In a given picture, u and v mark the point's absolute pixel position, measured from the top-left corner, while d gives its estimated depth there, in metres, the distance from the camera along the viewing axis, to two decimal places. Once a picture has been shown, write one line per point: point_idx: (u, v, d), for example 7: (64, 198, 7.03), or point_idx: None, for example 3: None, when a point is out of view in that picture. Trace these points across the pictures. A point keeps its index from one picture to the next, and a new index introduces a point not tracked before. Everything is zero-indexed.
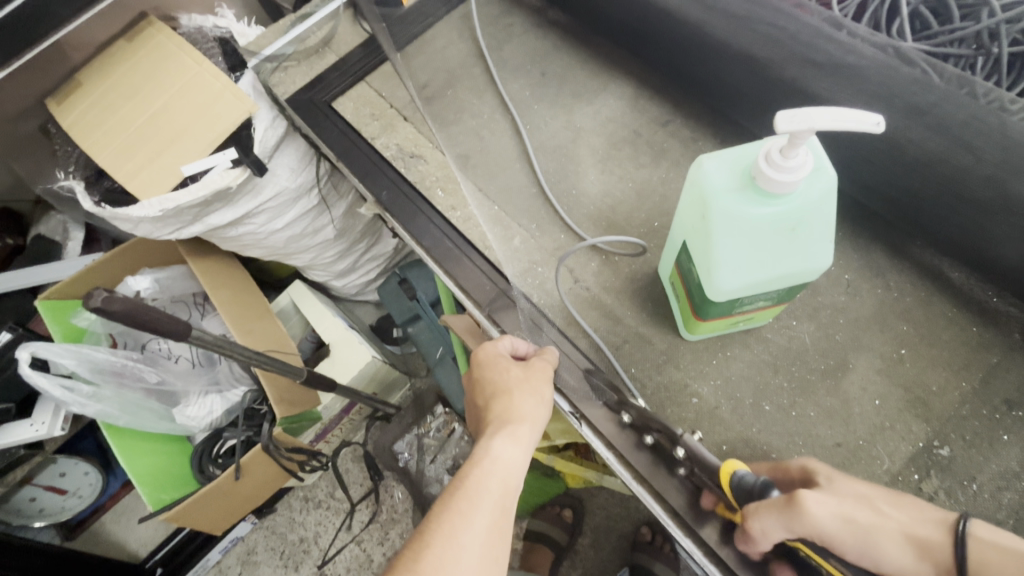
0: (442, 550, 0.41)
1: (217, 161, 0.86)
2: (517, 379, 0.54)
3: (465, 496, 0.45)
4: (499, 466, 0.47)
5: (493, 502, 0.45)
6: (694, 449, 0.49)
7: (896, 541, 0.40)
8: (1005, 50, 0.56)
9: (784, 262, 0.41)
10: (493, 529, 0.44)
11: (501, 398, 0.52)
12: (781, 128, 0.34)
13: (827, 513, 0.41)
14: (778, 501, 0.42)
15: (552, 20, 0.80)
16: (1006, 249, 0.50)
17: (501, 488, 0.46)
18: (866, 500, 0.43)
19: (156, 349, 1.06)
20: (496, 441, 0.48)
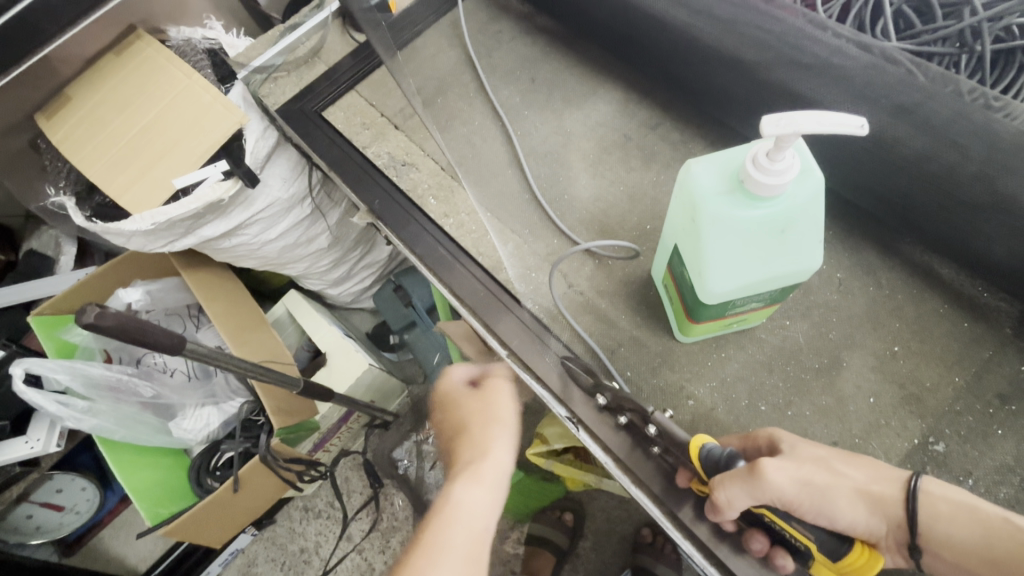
0: None
1: (209, 173, 0.86)
2: (484, 406, 0.64)
3: (447, 519, 0.53)
4: (474, 489, 0.55)
5: (471, 526, 0.53)
6: (665, 426, 0.49)
7: (852, 501, 0.45)
8: (988, 48, 0.57)
9: (775, 264, 0.42)
10: (473, 544, 0.52)
11: (479, 430, 0.62)
12: (767, 132, 0.34)
13: (788, 480, 0.44)
14: (743, 472, 0.43)
15: (540, 27, 0.82)
16: (995, 245, 0.51)
17: (476, 513, 0.53)
18: (824, 463, 0.46)
19: (151, 363, 1.07)
20: (459, 487, 0.56)
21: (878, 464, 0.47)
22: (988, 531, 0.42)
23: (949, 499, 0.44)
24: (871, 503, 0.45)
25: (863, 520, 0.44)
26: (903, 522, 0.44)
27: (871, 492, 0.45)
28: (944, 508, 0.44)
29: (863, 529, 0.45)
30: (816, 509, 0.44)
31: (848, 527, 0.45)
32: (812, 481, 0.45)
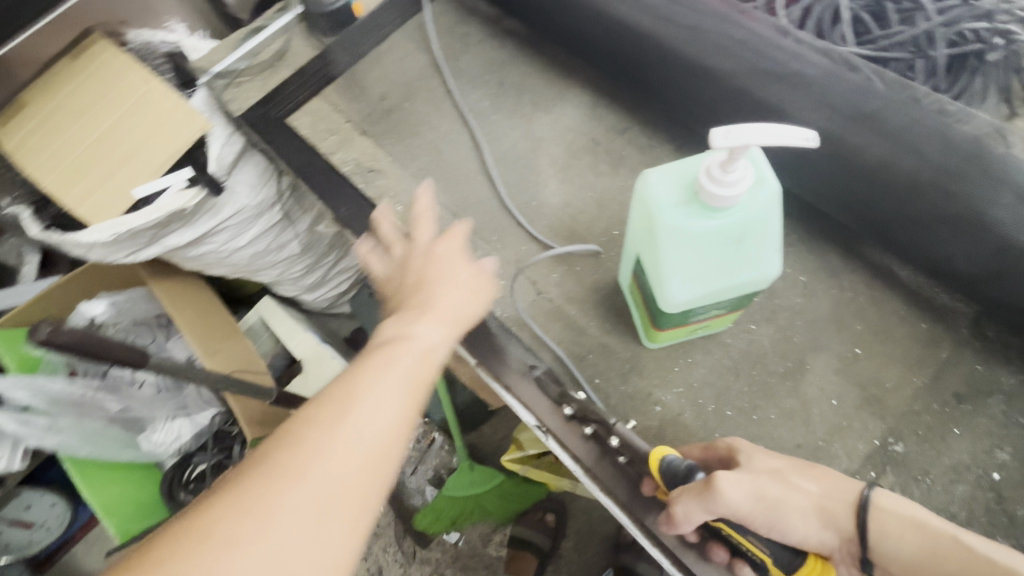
0: (329, 439, 0.35)
1: (171, 182, 0.84)
2: (443, 258, 0.49)
3: (357, 390, 0.37)
4: (415, 349, 0.41)
5: (393, 398, 0.38)
6: (627, 437, 0.51)
7: (806, 516, 0.44)
8: (942, 53, 0.58)
9: (732, 273, 0.42)
10: (397, 424, 0.37)
11: (437, 275, 0.47)
12: (717, 146, 0.34)
13: (742, 494, 0.43)
14: (697, 486, 0.43)
15: (508, 30, 0.82)
16: (946, 249, 0.52)
17: (418, 372, 0.40)
18: (780, 475, 0.45)
19: (118, 375, 1.01)
20: (414, 325, 0.43)
21: (834, 473, 0.46)
22: (932, 544, 0.42)
23: (898, 514, 0.43)
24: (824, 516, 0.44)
25: (815, 534, 0.44)
26: (853, 538, 0.44)
27: (826, 506, 0.44)
28: (892, 522, 0.43)
29: (816, 542, 0.44)
30: (769, 523, 0.43)
31: (801, 541, 0.44)
32: (766, 495, 0.44)
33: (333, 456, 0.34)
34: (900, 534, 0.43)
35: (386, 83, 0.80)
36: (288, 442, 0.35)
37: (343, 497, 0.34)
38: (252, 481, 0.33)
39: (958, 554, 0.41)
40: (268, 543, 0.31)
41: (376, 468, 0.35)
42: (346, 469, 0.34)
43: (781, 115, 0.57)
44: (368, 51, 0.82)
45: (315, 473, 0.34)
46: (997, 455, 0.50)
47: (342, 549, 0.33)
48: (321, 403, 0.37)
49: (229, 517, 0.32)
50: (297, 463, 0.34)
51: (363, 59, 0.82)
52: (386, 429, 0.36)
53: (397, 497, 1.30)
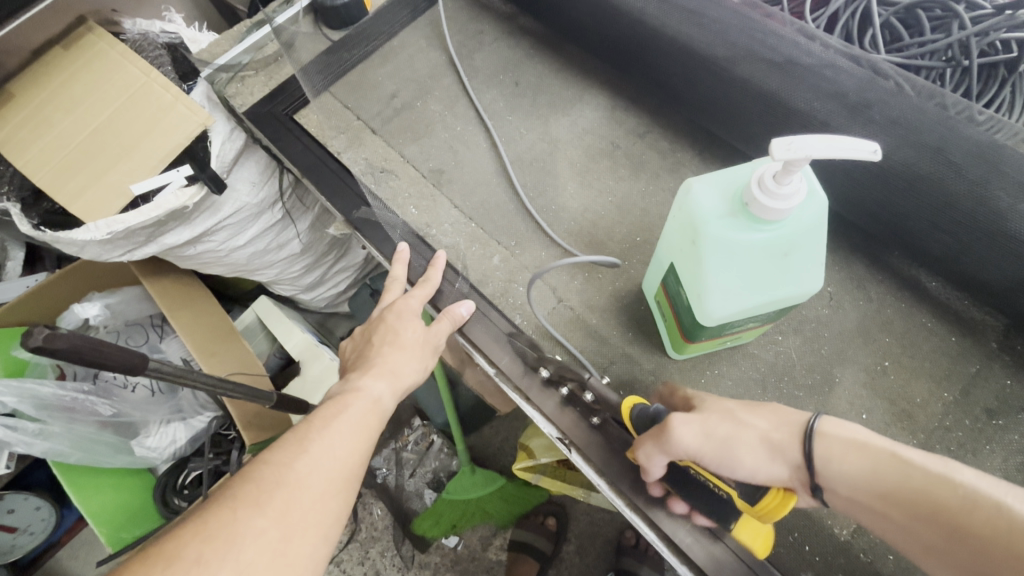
0: (300, 470, 0.45)
1: (171, 178, 0.80)
2: (392, 322, 0.59)
3: (323, 434, 0.48)
4: (367, 399, 0.53)
5: (353, 438, 0.50)
6: (600, 392, 0.54)
7: (754, 449, 0.41)
8: (974, 62, 0.57)
9: (777, 288, 0.40)
10: (355, 456, 0.49)
11: (391, 339, 0.58)
12: (777, 156, 0.32)
13: (693, 434, 0.43)
14: (653, 431, 0.45)
15: (523, 27, 0.80)
16: (978, 264, 0.51)
17: (370, 419, 0.52)
18: (731, 415, 0.43)
19: (109, 378, 0.97)
20: (368, 378, 0.54)
21: (784, 407, 0.43)
22: (880, 461, 0.37)
23: (843, 436, 0.39)
24: (773, 449, 0.41)
25: (766, 469, 0.41)
26: (801, 465, 0.40)
27: (774, 439, 0.41)
28: (838, 448, 0.39)
29: (770, 477, 0.41)
30: (721, 461, 0.41)
31: (752, 475, 0.41)
32: (717, 433, 0.42)
33: (299, 488, 0.44)
34: (847, 457, 0.38)
35: (397, 81, 0.77)
36: (259, 475, 0.44)
37: (303, 522, 0.43)
38: (227, 505, 0.41)
39: (898, 469, 0.36)
40: (234, 560, 0.39)
41: (331, 499, 0.45)
42: (308, 496, 0.44)
43: (815, 123, 0.55)
44: (378, 47, 0.79)
45: (282, 501, 0.42)
46: None
47: (303, 563, 0.41)
48: (289, 447, 0.46)
49: (203, 541, 0.39)
50: (264, 493, 0.43)
51: (374, 54, 0.79)
52: (345, 459, 0.48)
53: (396, 500, 1.27)
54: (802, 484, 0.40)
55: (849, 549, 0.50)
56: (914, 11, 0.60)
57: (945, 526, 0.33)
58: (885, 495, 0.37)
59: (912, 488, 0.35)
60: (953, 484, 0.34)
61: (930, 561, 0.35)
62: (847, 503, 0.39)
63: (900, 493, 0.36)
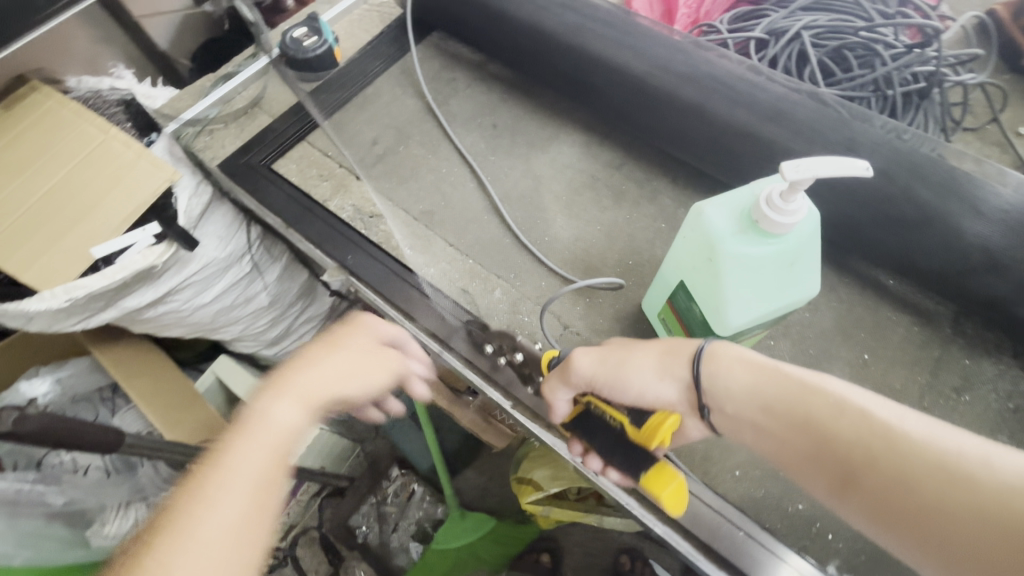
0: (177, 541, 0.37)
1: (137, 238, 0.76)
2: (314, 346, 0.52)
3: (211, 485, 0.40)
4: (271, 436, 0.44)
5: (250, 490, 0.41)
6: (530, 351, 0.58)
7: (645, 373, 0.44)
8: (898, 91, 0.66)
9: (784, 295, 0.44)
10: (250, 507, 0.40)
11: (312, 355, 0.51)
12: (789, 177, 0.36)
13: (590, 361, 0.46)
14: (558, 368, 0.49)
15: (493, 73, 0.84)
16: (927, 258, 0.58)
17: (271, 459, 0.43)
18: (626, 342, 0.47)
19: (56, 463, 0.86)
20: (275, 408, 0.46)
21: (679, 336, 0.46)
22: (763, 377, 0.41)
23: (732, 354, 0.43)
24: (663, 370, 0.44)
25: (654, 389, 0.44)
26: (689, 385, 0.43)
27: (666, 360, 0.44)
28: (728, 363, 0.42)
29: (658, 398, 0.44)
30: (613, 385, 0.45)
31: (640, 396, 0.44)
32: (613, 357, 0.46)
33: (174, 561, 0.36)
34: (733, 372, 0.42)
35: (376, 128, 0.79)
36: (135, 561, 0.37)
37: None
38: None
39: (780, 383, 0.41)
40: None
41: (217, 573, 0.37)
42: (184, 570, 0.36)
43: (773, 148, 0.62)
44: (353, 97, 0.82)
45: None
46: (999, 440, 0.56)
47: None
48: (171, 511, 0.39)
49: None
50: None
51: (348, 104, 0.82)
52: (240, 518, 0.39)
53: (381, 560, 1.24)
54: (689, 406, 0.44)
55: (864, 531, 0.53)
56: (841, 51, 0.70)
57: (814, 434, 0.38)
58: (767, 410, 0.41)
59: (787, 398, 0.40)
60: (825, 394, 0.39)
61: (800, 469, 0.40)
62: (732, 421, 0.43)
63: (778, 405, 0.40)
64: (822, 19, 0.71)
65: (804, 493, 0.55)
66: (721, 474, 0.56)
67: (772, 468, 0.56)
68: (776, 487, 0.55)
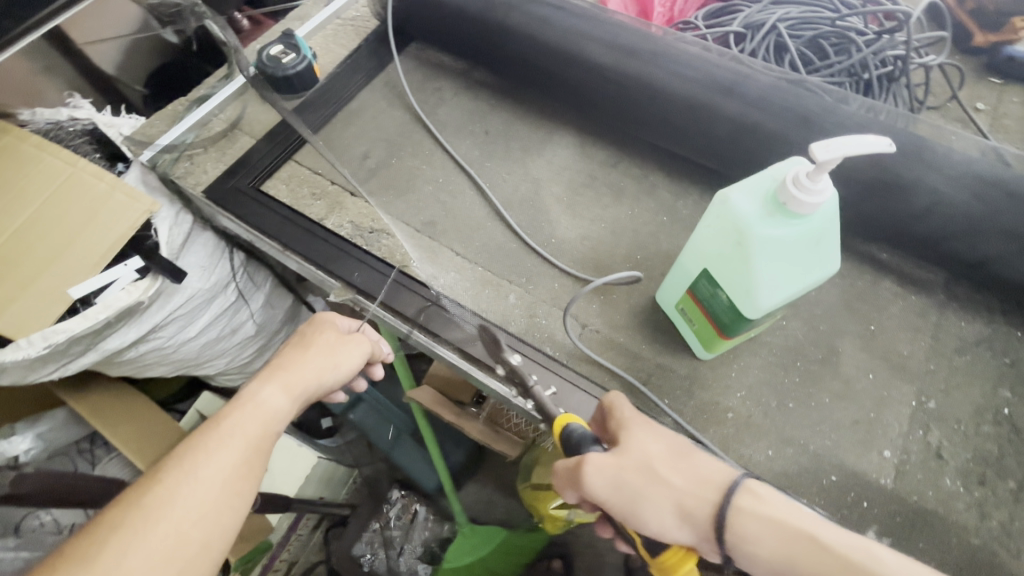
0: (177, 484, 0.43)
1: (118, 274, 0.71)
2: (305, 334, 0.59)
3: (207, 444, 0.46)
4: (261, 408, 0.50)
5: (242, 451, 0.47)
6: (543, 403, 0.53)
7: (664, 511, 0.42)
8: (873, 75, 0.70)
9: (812, 273, 0.45)
10: (239, 466, 0.46)
11: (295, 350, 0.56)
12: (821, 157, 0.38)
13: (606, 484, 0.44)
14: (569, 474, 0.46)
15: (478, 80, 0.84)
16: (922, 228, 0.61)
17: (258, 430, 0.49)
18: (648, 469, 0.44)
19: (37, 526, 0.78)
20: (265, 388, 0.52)
21: (706, 468, 0.43)
22: (793, 543, 0.39)
23: (762, 512, 0.40)
24: (682, 513, 0.42)
25: (672, 532, 0.42)
26: (708, 535, 0.41)
27: (686, 501, 0.42)
28: (755, 526, 0.40)
29: (674, 539, 0.43)
30: (626, 517, 0.43)
31: (655, 535, 0.43)
32: (629, 486, 0.43)
33: (174, 498, 0.43)
34: (760, 532, 0.40)
35: (366, 142, 0.78)
36: (144, 496, 0.43)
37: (174, 540, 0.42)
38: (107, 529, 0.41)
39: (808, 549, 0.39)
40: None
41: (208, 513, 0.43)
42: (182, 509, 0.43)
43: (765, 134, 0.64)
44: (337, 113, 0.80)
45: (157, 519, 0.42)
46: (1001, 393, 0.59)
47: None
48: (171, 460, 0.45)
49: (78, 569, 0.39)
50: (143, 513, 0.42)
51: (334, 120, 0.80)
52: (233, 472, 0.46)
53: None
54: (707, 550, 0.42)
55: (899, 496, 0.54)
56: (816, 41, 0.73)
57: None
58: None
59: (817, 571, 0.38)
60: (863, 573, 0.37)
61: None
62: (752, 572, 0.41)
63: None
64: (794, 11, 0.74)
65: (839, 465, 0.55)
66: (756, 455, 0.56)
67: (804, 444, 0.56)
68: (809, 462, 0.55)
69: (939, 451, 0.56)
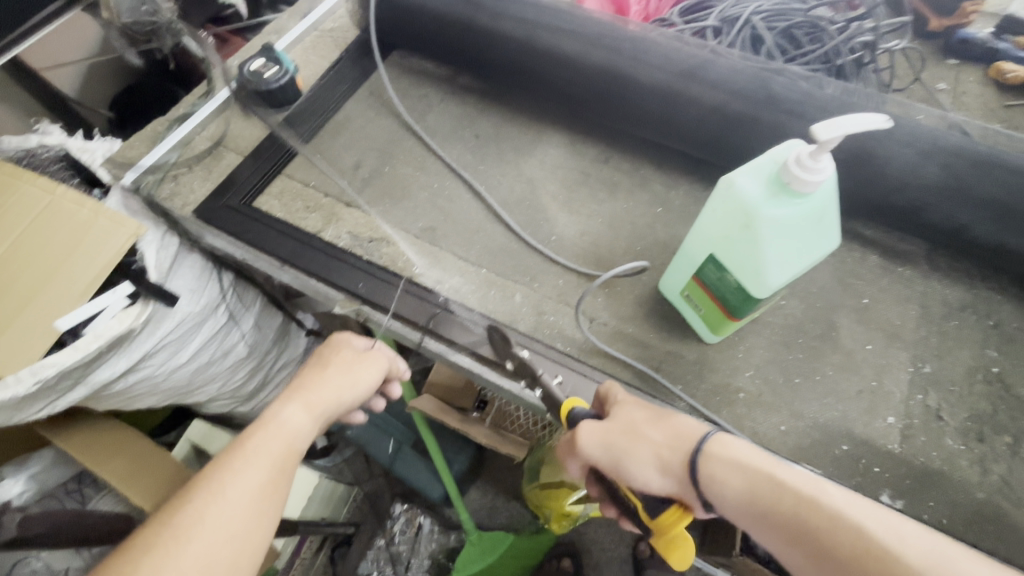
0: (206, 502, 0.42)
1: (108, 302, 0.68)
2: (321, 355, 0.59)
3: (232, 463, 0.46)
4: (285, 427, 0.50)
5: (268, 467, 0.46)
6: (550, 388, 0.55)
7: (646, 466, 0.45)
8: (847, 60, 0.73)
9: (816, 250, 0.47)
10: (265, 485, 0.46)
11: (312, 372, 0.56)
12: (823, 137, 0.39)
13: (595, 442, 0.47)
14: (568, 442, 0.50)
15: (463, 85, 0.85)
16: (906, 202, 0.64)
17: (282, 448, 0.48)
18: (631, 427, 0.47)
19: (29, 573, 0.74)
20: (288, 408, 0.52)
21: (683, 424, 0.46)
22: (759, 482, 0.41)
23: (726, 457, 0.42)
24: (662, 464, 0.45)
25: (654, 482, 0.45)
26: (685, 482, 0.43)
27: (664, 453, 0.45)
28: (722, 467, 0.42)
29: (657, 490, 0.45)
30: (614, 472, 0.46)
31: (643, 489, 0.45)
32: (616, 443, 0.47)
33: (204, 517, 0.42)
34: (726, 475, 0.42)
35: (357, 152, 0.77)
36: (172, 520, 0.42)
37: (203, 561, 0.40)
38: (136, 554, 0.40)
39: (775, 488, 0.40)
40: None
41: (237, 531, 0.42)
42: (211, 528, 0.41)
43: (750, 121, 0.67)
44: (324, 125, 0.80)
45: (186, 539, 0.40)
46: (989, 353, 0.62)
47: None
48: (199, 481, 0.44)
49: None
50: (171, 536, 0.41)
51: (321, 132, 0.79)
52: (261, 489, 0.45)
53: None
54: (691, 499, 0.44)
55: (907, 458, 0.56)
56: (790, 31, 0.76)
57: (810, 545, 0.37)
58: (767, 517, 0.40)
59: (781, 508, 0.39)
60: (823, 506, 0.37)
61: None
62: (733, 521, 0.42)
63: (772, 514, 0.39)
64: (765, 5, 0.77)
65: (848, 434, 0.57)
66: (770, 431, 0.57)
67: (813, 416, 0.58)
68: (820, 433, 0.57)
69: (939, 413, 0.59)
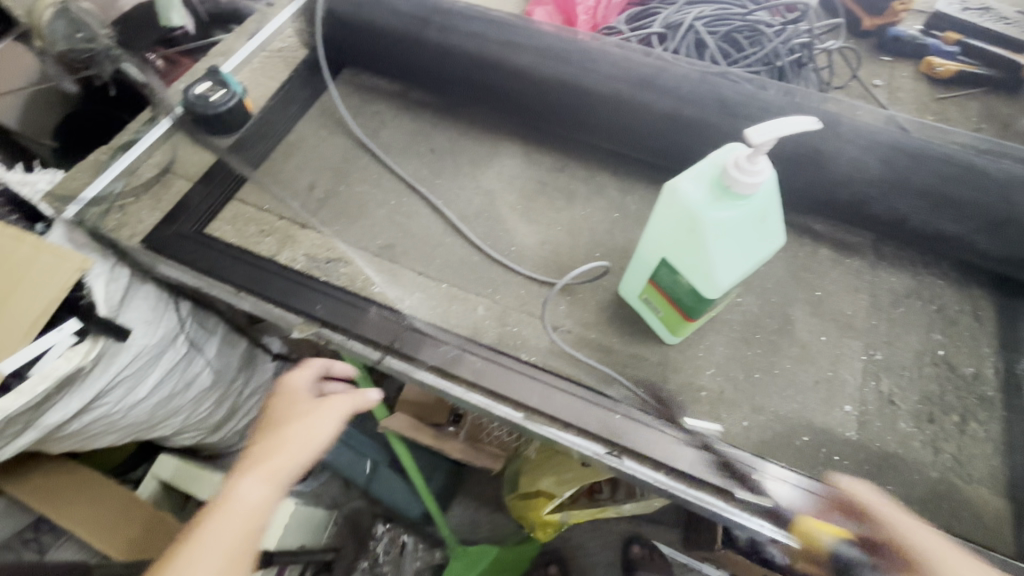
0: None
1: (54, 340, 0.65)
2: (281, 409, 0.59)
3: (192, 543, 0.46)
4: (247, 496, 0.49)
5: (231, 544, 0.46)
6: None
7: None
8: (786, 62, 0.75)
9: (761, 249, 0.48)
10: (219, 564, 0.45)
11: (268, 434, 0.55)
12: (756, 140, 0.41)
13: None
14: None
15: (416, 100, 0.85)
16: (849, 196, 0.66)
17: (235, 522, 0.48)
18: None
19: None
20: (243, 478, 0.50)
21: None
22: None
23: None
24: None
25: None
26: None
27: None
28: None
29: None
30: None
31: None
32: None
33: None
34: None
35: (311, 173, 0.76)
36: None
37: None
38: None
39: None
40: None
41: None
42: None
43: (697, 125, 0.68)
44: (276, 146, 0.79)
45: None
46: (935, 337, 0.65)
47: None
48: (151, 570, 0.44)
49: None
50: None
51: (273, 154, 0.78)
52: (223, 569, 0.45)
53: None
54: None
55: (864, 444, 0.58)
56: (731, 35, 0.78)
57: None
58: None
59: None
60: None
61: None
62: None
63: None
64: (707, 10, 0.79)
65: (808, 424, 0.59)
66: (733, 428, 0.58)
67: (774, 409, 0.59)
68: (782, 426, 0.59)
69: (892, 398, 0.61)
